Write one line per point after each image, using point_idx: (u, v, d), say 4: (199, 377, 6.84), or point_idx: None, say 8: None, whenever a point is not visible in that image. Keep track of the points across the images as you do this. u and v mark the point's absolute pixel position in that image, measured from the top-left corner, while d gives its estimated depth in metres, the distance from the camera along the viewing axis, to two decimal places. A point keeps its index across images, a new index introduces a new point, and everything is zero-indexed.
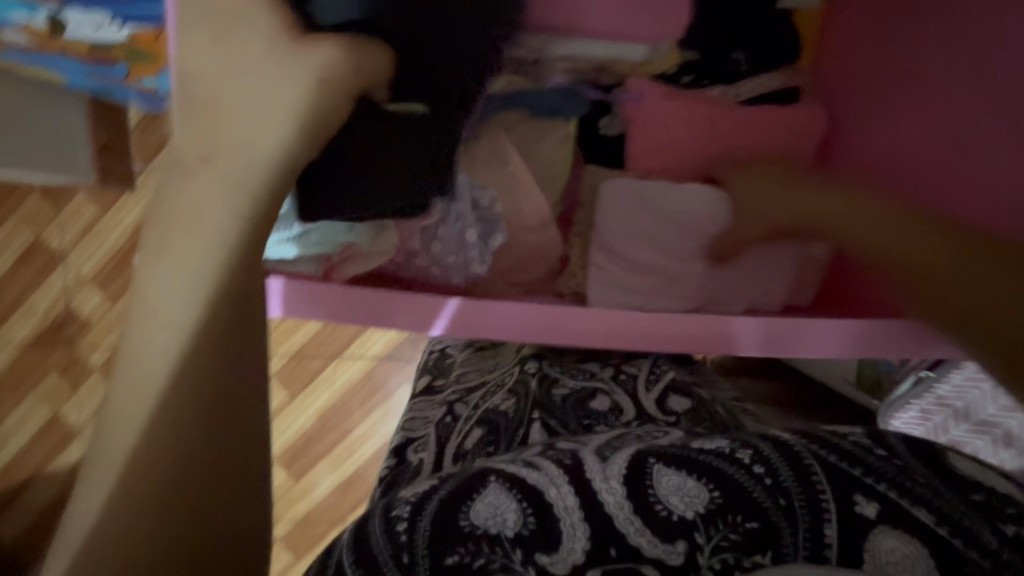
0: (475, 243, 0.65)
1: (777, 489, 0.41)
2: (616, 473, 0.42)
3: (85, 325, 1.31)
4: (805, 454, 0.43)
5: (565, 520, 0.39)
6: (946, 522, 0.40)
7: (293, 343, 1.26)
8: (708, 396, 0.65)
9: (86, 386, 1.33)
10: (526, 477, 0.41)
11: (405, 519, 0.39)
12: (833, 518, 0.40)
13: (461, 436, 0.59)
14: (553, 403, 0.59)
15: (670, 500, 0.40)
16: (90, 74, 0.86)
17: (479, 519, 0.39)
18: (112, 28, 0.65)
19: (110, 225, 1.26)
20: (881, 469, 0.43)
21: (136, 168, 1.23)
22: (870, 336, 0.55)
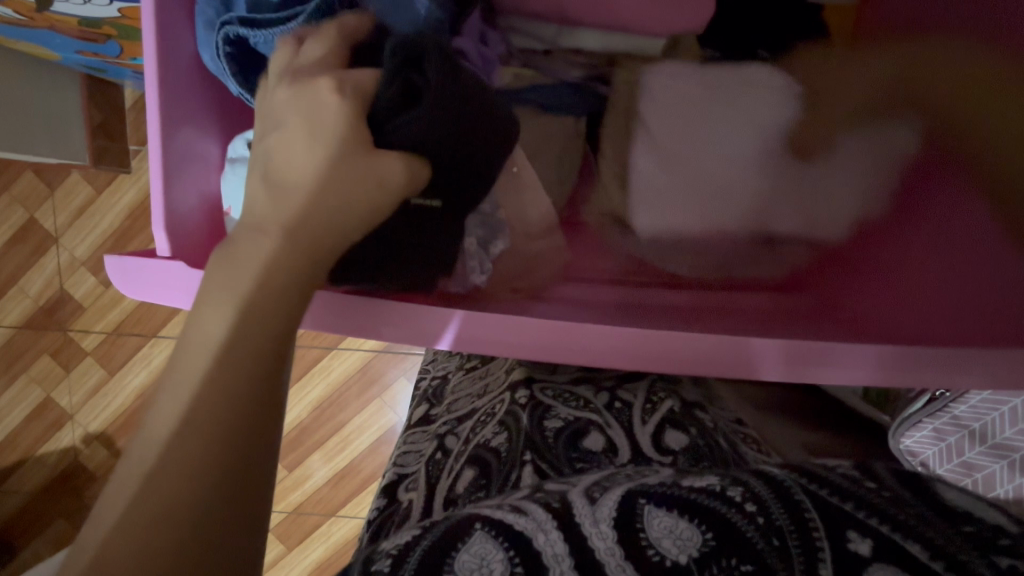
0: (475, 251, 0.61)
1: (769, 529, 0.37)
2: (606, 516, 0.38)
3: (77, 308, 1.28)
4: (797, 492, 0.39)
5: (555, 568, 0.35)
6: (942, 557, 0.35)
7: None
8: (710, 422, 0.62)
9: (77, 369, 1.31)
10: (513, 524, 0.38)
11: (385, 571, 0.36)
12: (828, 559, 0.36)
13: (452, 476, 0.57)
14: (546, 438, 0.55)
15: (663, 543, 0.36)
16: (82, 52, 0.83)
17: (463, 571, 0.36)
18: (101, 3, 0.62)
19: (105, 206, 1.23)
20: (870, 499, 0.39)
21: (132, 149, 1.20)
22: (887, 361, 0.52)
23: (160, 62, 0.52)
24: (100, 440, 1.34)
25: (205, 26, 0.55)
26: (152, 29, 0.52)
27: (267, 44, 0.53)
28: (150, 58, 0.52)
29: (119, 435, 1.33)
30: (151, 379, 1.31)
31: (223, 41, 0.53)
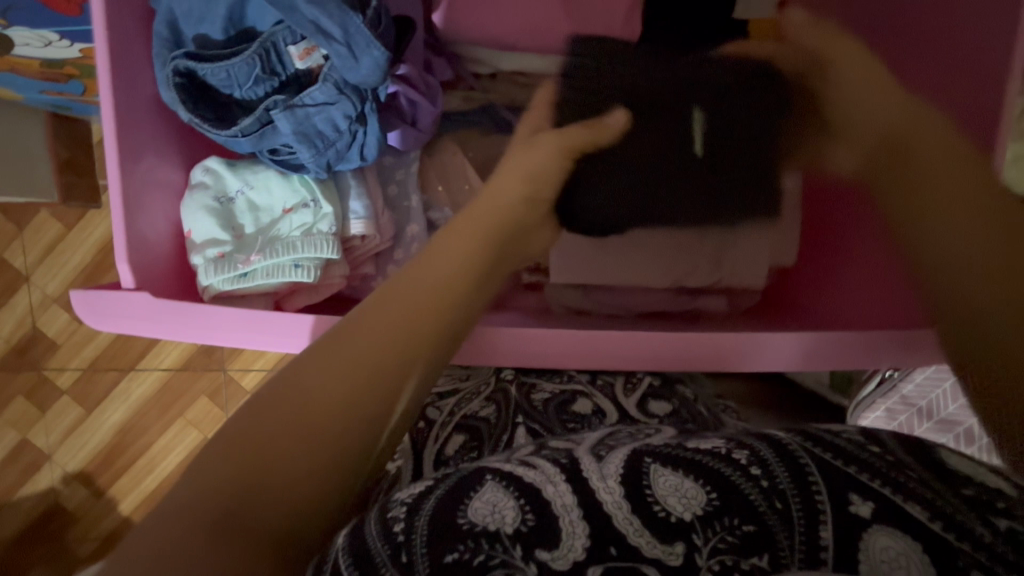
0: None
1: (772, 491, 0.36)
2: (613, 472, 0.38)
3: (51, 346, 1.27)
4: (801, 455, 0.38)
5: (565, 517, 0.35)
6: (942, 519, 0.34)
7: (270, 357, 1.27)
8: (691, 394, 0.65)
9: (54, 408, 1.29)
10: (521, 475, 0.37)
11: (401, 521, 0.35)
12: (829, 519, 0.35)
13: (439, 441, 0.55)
14: (535, 406, 0.58)
15: (669, 500, 0.36)
16: (45, 91, 0.83)
17: (476, 517, 0.35)
18: (61, 45, 0.64)
19: (75, 242, 1.23)
20: (875, 464, 0.38)
21: (102, 184, 1.21)
22: (824, 344, 0.56)
23: (112, 84, 0.53)
24: (81, 479, 1.32)
25: (158, 64, 0.57)
26: (106, 46, 0.52)
27: (216, 75, 0.58)
28: (106, 88, 0.53)
29: (100, 472, 1.31)
30: (130, 413, 1.30)
31: (173, 74, 0.57)
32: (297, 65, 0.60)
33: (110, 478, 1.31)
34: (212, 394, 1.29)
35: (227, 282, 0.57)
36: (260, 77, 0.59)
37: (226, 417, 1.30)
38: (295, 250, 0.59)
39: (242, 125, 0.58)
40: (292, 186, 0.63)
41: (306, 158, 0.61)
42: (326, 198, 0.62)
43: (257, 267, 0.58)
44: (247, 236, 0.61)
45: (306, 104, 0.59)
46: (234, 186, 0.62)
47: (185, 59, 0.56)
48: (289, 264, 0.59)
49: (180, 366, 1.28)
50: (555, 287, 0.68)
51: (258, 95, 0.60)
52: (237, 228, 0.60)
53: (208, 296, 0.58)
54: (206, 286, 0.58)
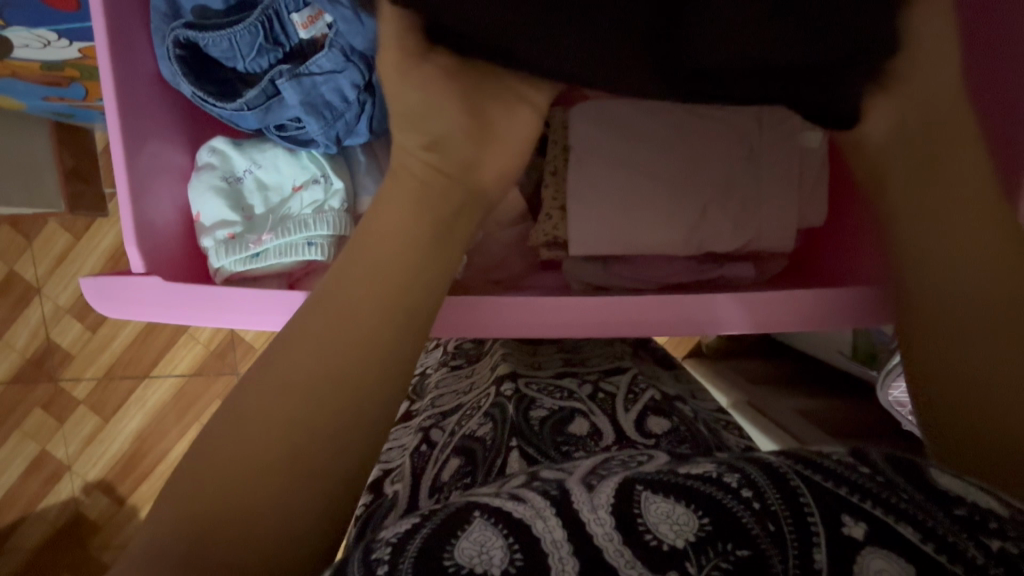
0: None
1: (765, 513, 0.33)
2: (604, 502, 0.34)
3: (65, 356, 1.27)
4: (792, 477, 0.34)
5: (555, 555, 0.32)
6: (934, 540, 0.31)
7: None
8: (691, 412, 0.59)
9: (71, 418, 1.30)
10: (512, 511, 0.35)
11: (385, 562, 0.33)
12: (822, 541, 0.32)
13: (437, 465, 0.54)
14: (532, 427, 0.54)
15: (660, 528, 0.33)
16: (46, 98, 0.83)
17: (463, 559, 0.32)
18: (60, 45, 0.63)
19: (84, 252, 1.23)
20: (865, 484, 0.33)
21: (107, 192, 1.21)
22: (867, 304, 0.53)
23: (115, 68, 0.50)
24: (101, 488, 1.32)
25: (158, 40, 0.54)
26: (104, 31, 0.50)
27: (218, 46, 0.56)
28: (107, 72, 0.50)
29: (119, 480, 1.32)
30: (146, 420, 1.30)
31: (174, 45, 0.54)
32: (300, 34, 0.58)
33: (129, 486, 1.32)
34: (227, 398, 1.29)
35: (239, 263, 0.56)
36: (264, 47, 0.57)
37: None
38: (308, 228, 0.57)
39: (247, 98, 0.56)
40: (302, 163, 0.62)
41: (315, 131, 0.59)
42: (336, 173, 0.61)
43: (269, 247, 0.57)
44: (257, 216, 0.60)
45: (313, 72, 0.57)
46: (242, 165, 0.60)
47: (186, 29, 0.54)
48: (302, 239, 0.57)
49: (193, 371, 1.28)
50: (574, 261, 0.64)
51: (262, 67, 0.58)
52: (246, 209, 0.59)
53: (220, 277, 0.56)
54: (219, 268, 0.57)
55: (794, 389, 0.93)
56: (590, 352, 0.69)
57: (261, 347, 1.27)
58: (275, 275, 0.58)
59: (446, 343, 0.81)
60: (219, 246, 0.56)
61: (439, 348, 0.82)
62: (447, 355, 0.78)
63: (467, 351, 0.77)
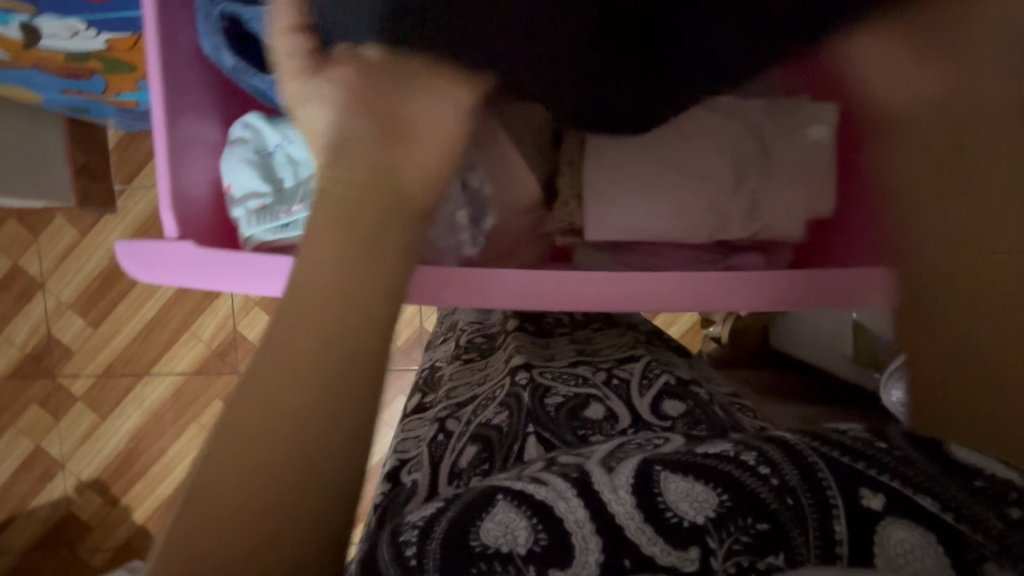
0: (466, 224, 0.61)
1: (783, 489, 0.33)
2: (625, 482, 0.35)
3: (65, 352, 1.27)
4: (808, 454, 0.35)
5: (577, 534, 0.33)
6: (953, 510, 0.31)
7: None
8: (706, 395, 0.59)
9: (68, 415, 1.29)
10: (533, 493, 0.35)
11: (414, 543, 0.34)
12: (841, 513, 0.32)
13: (455, 453, 0.54)
14: (547, 412, 0.55)
15: (680, 505, 0.33)
16: (66, 91, 0.84)
17: (489, 539, 0.33)
18: (88, 36, 0.64)
19: (91, 247, 1.23)
20: (882, 458, 0.34)
21: (116, 189, 1.21)
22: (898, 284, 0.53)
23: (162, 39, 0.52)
24: (94, 487, 1.30)
25: (201, 16, 0.55)
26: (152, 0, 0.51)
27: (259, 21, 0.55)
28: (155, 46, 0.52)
29: (113, 480, 1.30)
30: (143, 419, 1.29)
31: (220, 17, 0.55)
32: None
33: (123, 486, 1.30)
34: (226, 397, 1.28)
35: (269, 232, 0.57)
36: None
37: None
38: None
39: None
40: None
41: None
42: None
43: (299, 217, 0.57)
44: (286, 189, 0.60)
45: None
46: (273, 140, 0.61)
47: (233, 3, 0.55)
48: None
49: (194, 370, 1.28)
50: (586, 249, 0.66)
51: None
52: (276, 181, 0.60)
53: (251, 245, 0.57)
54: (249, 237, 0.57)
55: (795, 394, 0.94)
56: (603, 343, 0.70)
57: (263, 346, 1.27)
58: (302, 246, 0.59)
59: (457, 339, 0.81)
60: (250, 216, 0.57)
61: (450, 340, 0.83)
62: (458, 349, 0.78)
63: (479, 344, 0.77)
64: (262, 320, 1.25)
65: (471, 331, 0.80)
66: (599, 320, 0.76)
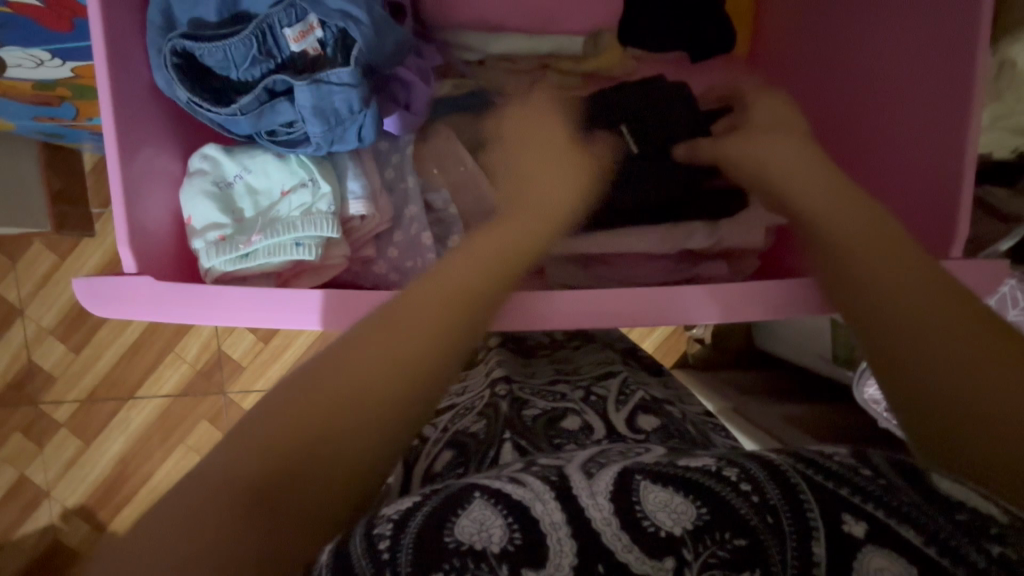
0: (430, 244, 0.62)
1: (764, 506, 0.32)
2: (604, 488, 0.33)
3: (47, 379, 1.26)
4: (792, 475, 0.33)
5: (552, 538, 0.31)
6: (937, 544, 0.30)
7: (270, 377, 1.26)
8: (678, 413, 0.61)
9: (52, 442, 1.27)
10: (509, 493, 0.33)
11: (387, 537, 0.31)
12: (818, 538, 0.31)
13: (430, 458, 0.54)
14: (523, 421, 0.55)
15: (657, 515, 0.32)
16: (36, 118, 0.84)
17: (463, 536, 0.31)
18: (53, 65, 0.64)
19: (69, 272, 1.22)
20: (866, 484, 0.32)
21: (94, 213, 1.21)
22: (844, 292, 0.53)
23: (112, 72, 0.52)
24: (81, 515, 1.28)
25: (154, 50, 0.56)
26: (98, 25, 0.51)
27: (213, 56, 0.57)
28: (104, 80, 0.52)
29: (100, 506, 1.28)
30: (129, 443, 1.28)
31: (170, 53, 0.55)
32: (292, 47, 0.59)
33: (110, 511, 1.28)
34: (213, 418, 1.27)
35: (229, 263, 0.57)
36: (257, 58, 0.58)
37: None
38: (296, 228, 0.58)
39: (241, 103, 0.58)
40: (291, 168, 0.61)
41: (315, 134, 0.59)
42: (324, 178, 0.61)
43: (259, 247, 0.57)
44: (247, 219, 0.60)
45: (332, 80, 0.57)
46: (232, 171, 0.61)
47: (183, 40, 0.55)
48: (292, 240, 0.57)
49: (179, 392, 1.26)
50: (556, 263, 0.66)
51: (256, 76, 0.60)
52: (236, 212, 0.60)
53: (210, 276, 0.57)
54: (209, 268, 0.58)
55: (775, 394, 0.95)
56: (582, 362, 0.70)
57: (247, 365, 1.26)
58: (264, 274, 0.59)
59: None
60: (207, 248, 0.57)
61: None
62: None
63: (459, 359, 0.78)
64: (246, 339, 1.25)
65: None
66: (578, 339, 0.77)
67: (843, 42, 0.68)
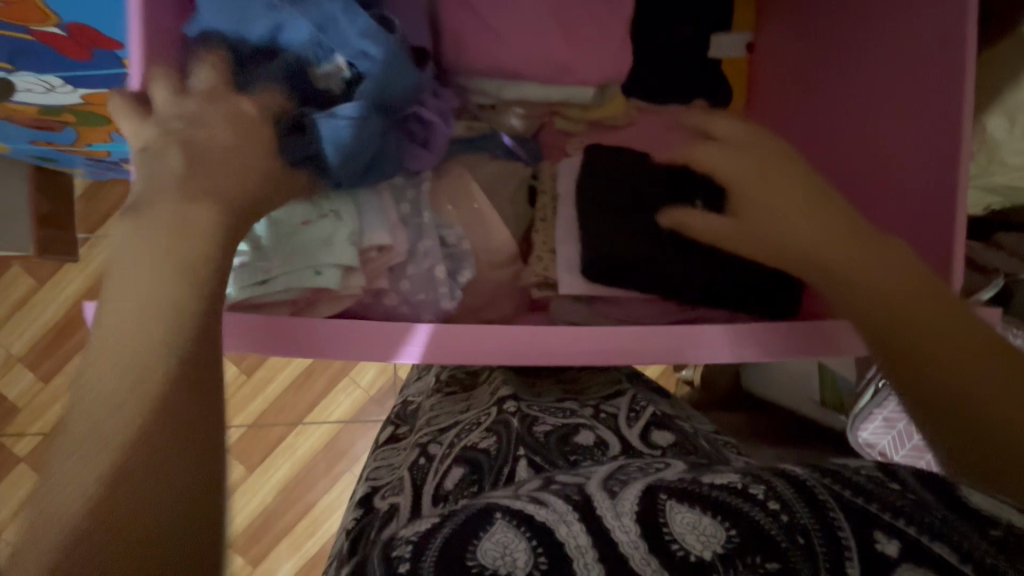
0: (444, 278, 0.64)
1: (792, 527, 0.30)
2: (628, 509, 0.32)
3: (11, 409, 1.19)
4: (819, 490, 0.32)
5: (580, 561, 0.30)
6: (973, 562, 0.28)
7: (250, 413, 1.18)
8: (691, 429, 0.60)
9: (8, 477, 1.19)
10: (533, 514, 0.32)
11: (406, 560, 0.30)
12: (854, 559, 0.29)
13: (439, 476, 0.52)
14: (538, 439, 0.53)
15: (686, 538, 0.30)
16: (35, 142, 0.83)
17: (486, 560, 0.30)
18: (64, 91, 0.64)
19: (48, 297, 1.19)
20: (892, 500, 0.31)
21: (80, 238, 1.19)
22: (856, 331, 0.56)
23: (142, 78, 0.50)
24: None
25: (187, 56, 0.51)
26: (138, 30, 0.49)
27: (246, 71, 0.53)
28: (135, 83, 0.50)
29: None
30: None
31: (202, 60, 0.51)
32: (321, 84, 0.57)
33: None
34: None
35: (246, 291, 0.57)
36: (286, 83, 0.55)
37: None
38: (316, 258, 0.58)
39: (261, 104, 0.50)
40: (312, 197, 0.59)
41: (332, 166, 0.55)
42: (346, 210, 0.60)
43: (277, 276, 0.57)
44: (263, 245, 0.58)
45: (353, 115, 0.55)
46: None
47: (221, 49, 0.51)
48: (311, 269, 0.57)
49: None
50: (561, 301, 0.67)
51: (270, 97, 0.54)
52: (253, 239, 0.57)
53: (228, 305, 0.57)
54: (226, 296, 0.57)
55: (770, 436, 0.95)
56: (590, 380, 0.70)
57: (226, 400, 1.18)
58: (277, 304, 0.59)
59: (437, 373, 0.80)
60: (224, 275, 0.57)
61: (429, 375, 0.82)
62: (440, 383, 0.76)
63: (460, 378, 0.76)
64: (227, 373, 1.18)
65: (452, 366, 0.79)
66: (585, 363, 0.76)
67: (842, 91, 0.71)
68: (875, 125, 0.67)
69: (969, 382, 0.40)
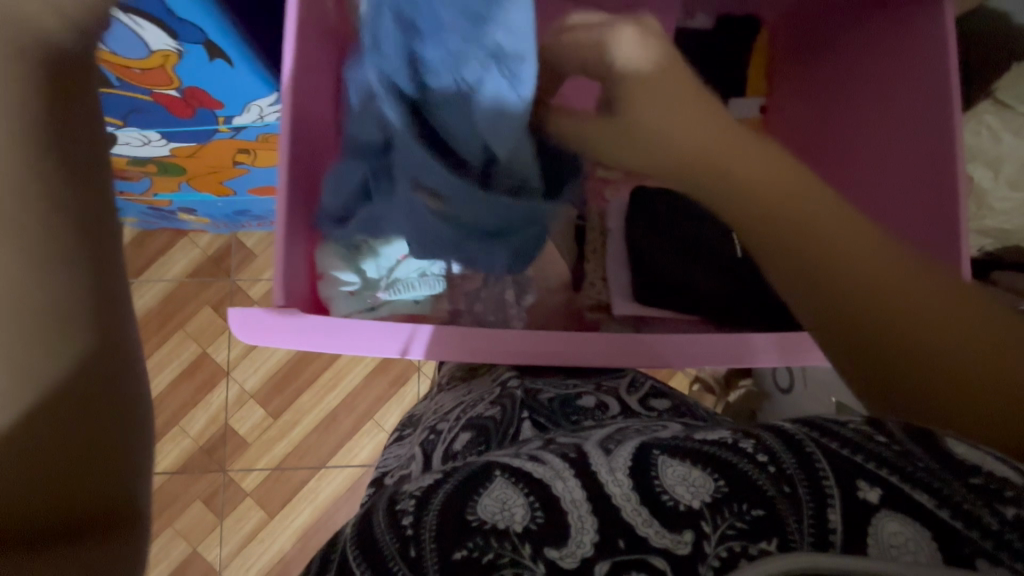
0: (513, 302, 0.71)
1: (780, 475, 0.33)
2: (621, 465, 0.36)
3: None
4: (807, 442, 0.34)
5: (574, 514, 0.34)
6: (949, 507, 0.30)
7: (275, 455, 1.13)
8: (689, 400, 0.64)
9: None
10: (531, 471, 0.36)
11: (410, 512, 0.35)
12: (837, 503, 0.32)
13: (447, 442, 0.56)
14: (540, 403, 0.57)
15: (676, 489, 0.33)
16: None
17: (485, 514, 0.34)
18: (158, 144, 0.73)
19: None
20: (882, 451, 0.33)
21: None
22: None
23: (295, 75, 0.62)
24: None
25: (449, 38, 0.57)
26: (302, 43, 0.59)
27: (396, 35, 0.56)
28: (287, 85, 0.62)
29: None
30: None
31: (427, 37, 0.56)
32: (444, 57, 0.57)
33: None
34: (207, 499, 1.11)
35: (358, 314, 0.67)
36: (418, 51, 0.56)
37: (218, 527, 1.10)
38: (415, 288, 0.68)
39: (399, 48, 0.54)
40: None
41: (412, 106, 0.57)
42: None
43: (384, 303, 0.68)
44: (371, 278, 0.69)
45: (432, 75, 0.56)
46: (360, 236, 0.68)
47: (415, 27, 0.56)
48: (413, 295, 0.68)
49: (176, 469, 1.11)
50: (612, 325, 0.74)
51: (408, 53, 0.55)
52: (362, 272, 0.68)
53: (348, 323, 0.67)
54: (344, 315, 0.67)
55: None
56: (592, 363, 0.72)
57: (253, 442, 1.12)
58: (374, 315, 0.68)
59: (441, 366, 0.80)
60: (339, 300, 0.67)
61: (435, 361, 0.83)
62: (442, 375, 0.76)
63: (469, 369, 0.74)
64: (257, 411, 1.13)
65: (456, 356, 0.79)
66: None
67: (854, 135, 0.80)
68: (874, 168, 0.77)
69: (942, 348, 0.37)
